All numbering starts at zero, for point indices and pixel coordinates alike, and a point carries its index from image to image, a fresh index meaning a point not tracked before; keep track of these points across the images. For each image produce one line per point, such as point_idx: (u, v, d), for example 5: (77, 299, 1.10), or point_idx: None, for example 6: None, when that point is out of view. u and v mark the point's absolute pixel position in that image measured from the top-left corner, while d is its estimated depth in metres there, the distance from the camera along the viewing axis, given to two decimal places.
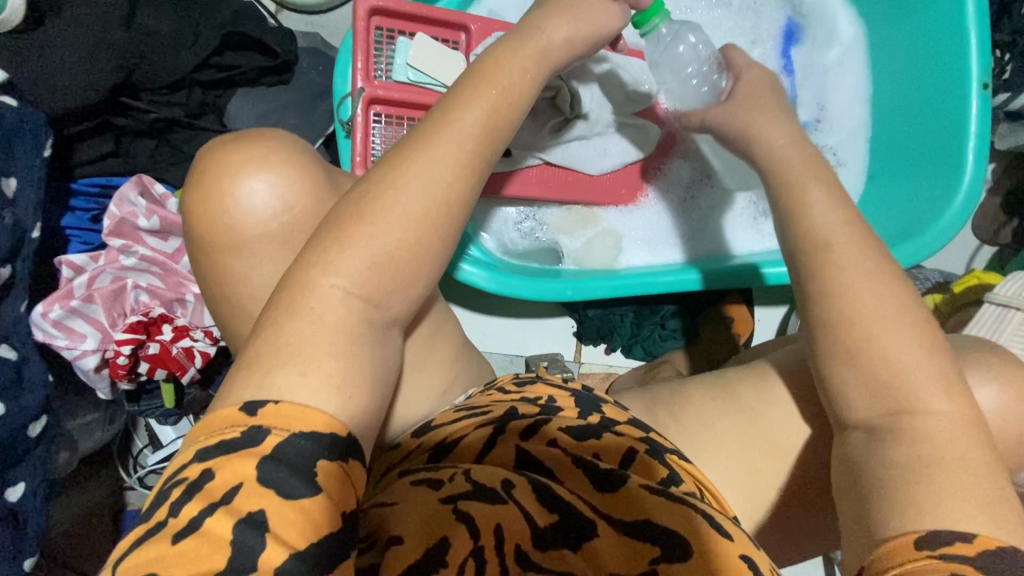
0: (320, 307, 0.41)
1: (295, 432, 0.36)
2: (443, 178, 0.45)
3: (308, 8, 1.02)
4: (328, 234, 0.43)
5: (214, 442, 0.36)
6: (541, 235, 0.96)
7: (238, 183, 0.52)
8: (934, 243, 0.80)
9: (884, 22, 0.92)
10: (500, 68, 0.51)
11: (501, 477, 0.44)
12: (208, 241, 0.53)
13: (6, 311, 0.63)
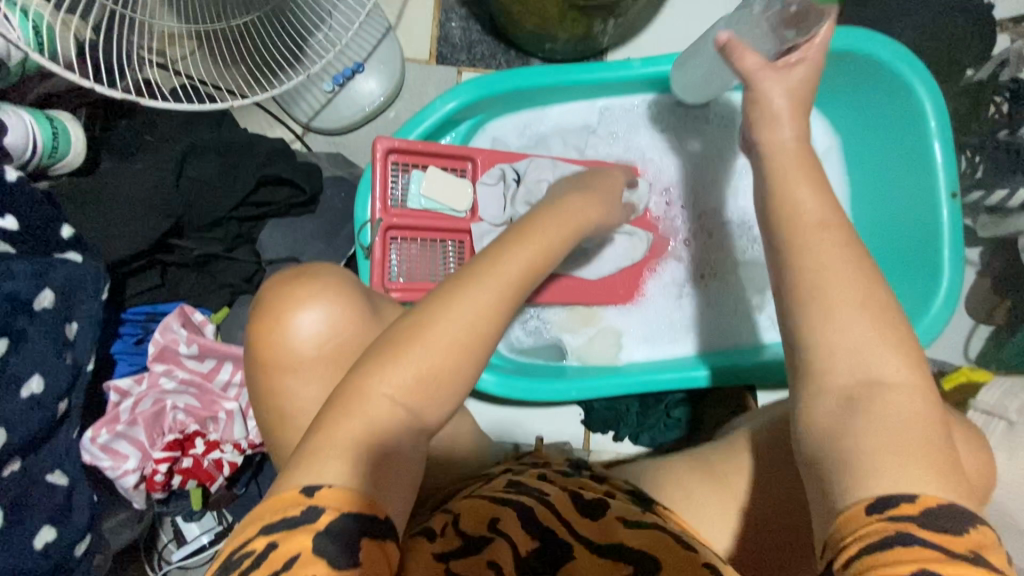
0: (370, 412, 0.47)
1: (348, 513, 0.43)
2: (487, 304, 0.53)
3: (333, 131, 1.14)
4: (371, 362, 0.49)
5: (278, 519, 0.43)
6: (545, 333, 1.02)
7: (296, 314, 0.58)
8: (916, 346, 0.85)
9: (857, 132, 0.99)
10: (544, 227, 0.63)
11: (487, 515, 0.52)
12: (269, 362, 0.59)
13: (59, 440, 0.69)
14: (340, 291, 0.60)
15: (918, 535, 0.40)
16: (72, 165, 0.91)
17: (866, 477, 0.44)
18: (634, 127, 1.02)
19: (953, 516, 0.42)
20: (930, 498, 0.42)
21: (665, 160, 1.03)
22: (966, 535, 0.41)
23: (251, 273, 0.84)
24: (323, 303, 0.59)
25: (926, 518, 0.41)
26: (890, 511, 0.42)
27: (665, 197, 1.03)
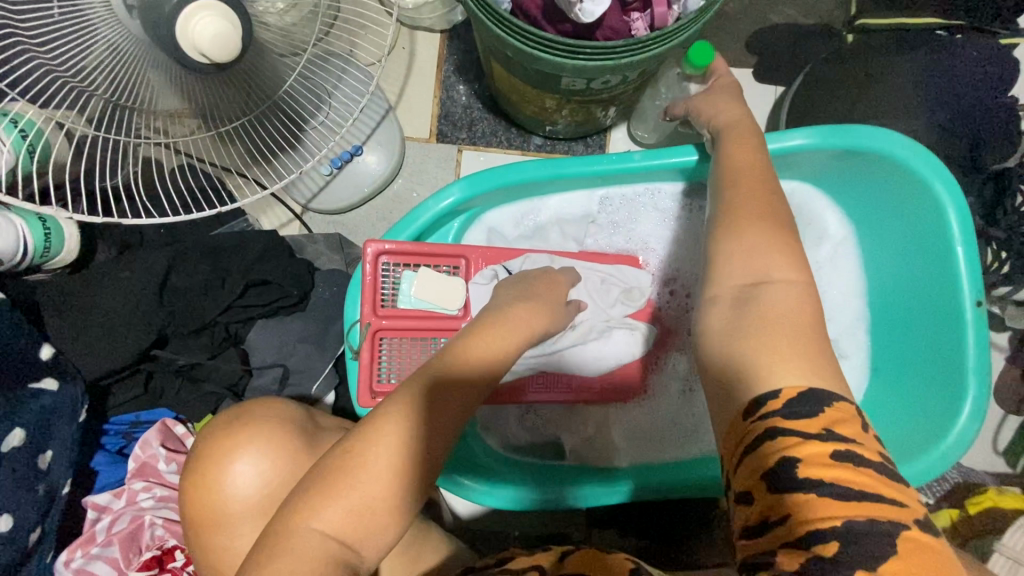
0: (298, 548, 0.46)
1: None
2: (420, 434, 0.53)
3: (331, 211, 1.13)
4: (305, 493, 0.49)
5: None
6: (541, 429, 0.98)
7: (230, 465, 0.67)
8: (938, 466, 0.79)
9: (872, 225, 0.95)
10: (473, 340, 0.62)
11: None
12: (199, 513, 0.68)
13: (31, 567, 0.67)
14: (276, 429, 0.68)
15: (783, 428, 0.47)
16: (65, 260, 0.90)
17: (736, 396, 0.51)
18: (636, 217, 0.98)
19: (812, 402, 0.48)
20: (791, 393, 0.48)
21: (668, 251, 0.99)
22: (822, 417, 0.47)
23: (236, 379, 0.82)
24: (257, 448, 0.67)
25: (785, 410, 0.48)
26: (762, 413, 0.48)
27: (669, 288, 0.99)
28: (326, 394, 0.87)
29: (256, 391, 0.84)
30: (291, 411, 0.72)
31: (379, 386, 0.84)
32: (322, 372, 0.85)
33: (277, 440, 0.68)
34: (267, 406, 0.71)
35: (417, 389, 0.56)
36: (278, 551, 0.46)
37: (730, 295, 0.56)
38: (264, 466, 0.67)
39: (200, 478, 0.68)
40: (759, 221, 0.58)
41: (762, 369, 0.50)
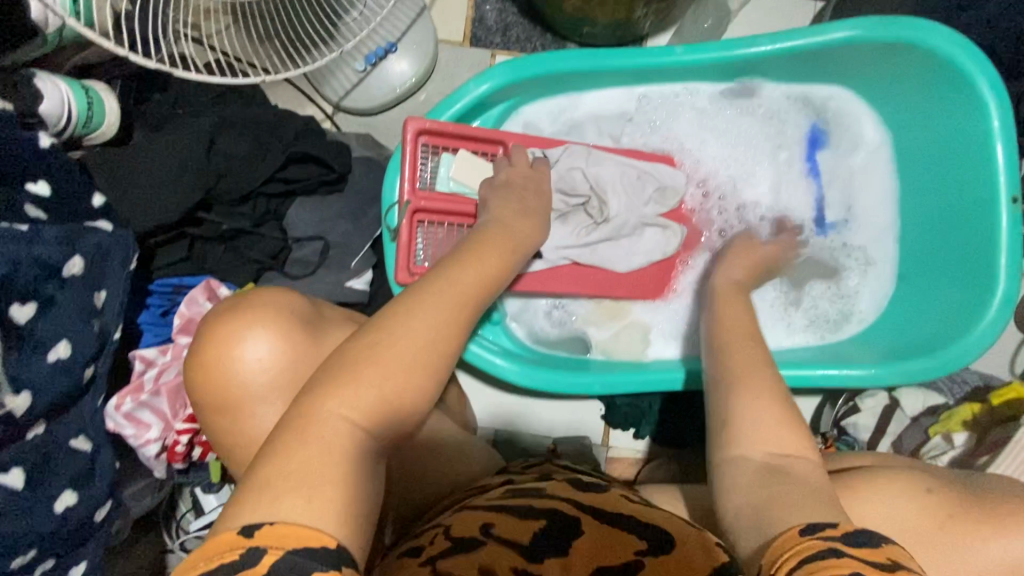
0: (323, 431, 0.48)
1: (289, 550, 0.41)
2: (431, 326, 0.56)
3: (362, 112, 1.12)
4: (323, 382, 0.51)
5: (216, 564, 0.40)
6: (570, 324, 1.01)
7: (245, 350, 0.69)
8: (957, 360, 0.81)
9: (909, 131, 0.94)
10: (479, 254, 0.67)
11: (479, 526, 0.58)
12: (213, 400, 0.70)
13: (84, 405, 0.69)
14: (291, 319, 0.70)
15: (842, 550, 0.44)
16: (102, 136, 0.90)
17: (777, 521, 0.49)
18: (675, 115, 0.97)
19: (869, 537, 0.46)
20: (846, 527, 0.47)
21: (704, 151, 0.98)
22: (882, 548, 0.45)
23: (276, 250, 0.83)
24: (277, 330, 0.70)
25: (844, 538, 0.45)
26: (818, 534, 0.46)
27: (703, 189, 0.99)
28: (364, 271, 0.87)
29: (296, 263, 0.85)
30: (302, 303, 0.74)
31: (416, 265, 0.85)
32: (360, 249, 0.86)
33: (291, 329, 0.70)
34: (283, 296, 0.74)
35: (426, 289, 0.59)
36: (297, 440, 0.48)
37: (758, 469, 0.55)
38: (272, 346, 0.69)
39: (206, 360, 0.69)
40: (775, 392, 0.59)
41: (763, 430, 0.57)
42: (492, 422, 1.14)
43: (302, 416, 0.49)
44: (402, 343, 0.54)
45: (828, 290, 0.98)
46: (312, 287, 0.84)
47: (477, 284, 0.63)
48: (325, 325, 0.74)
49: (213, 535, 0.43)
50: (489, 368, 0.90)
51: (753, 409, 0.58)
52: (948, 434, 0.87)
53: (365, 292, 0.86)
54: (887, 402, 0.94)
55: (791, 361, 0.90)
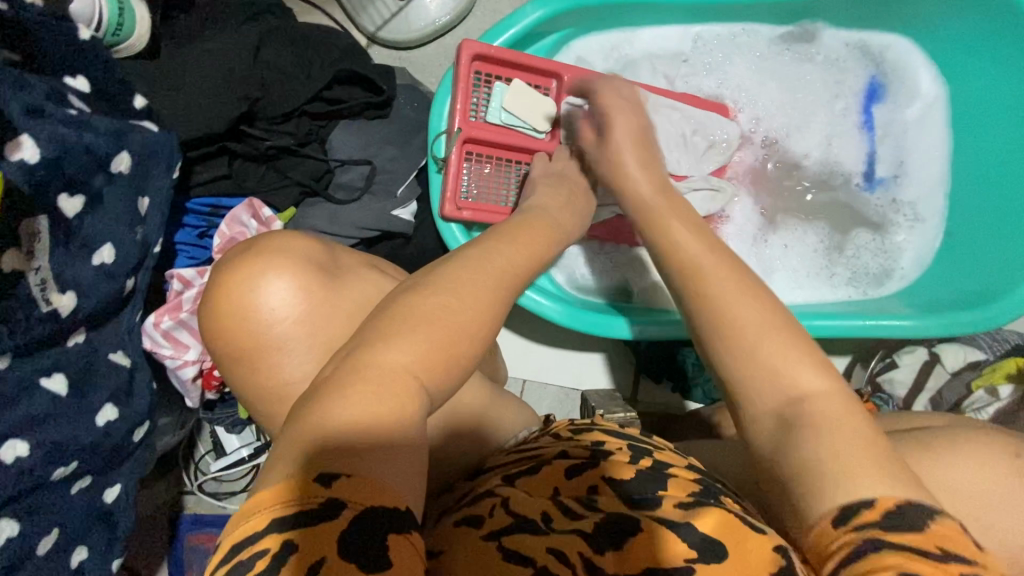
0: (376, 381, 0.43)
1: (365, 511, 0.38)
2: (487, 276, 0.51)
3: (399, 45, 1.08)
4: (370, 334, 0.46)
5: (290, 514, 0.37)
6: (611, 273, 0.98)
7: (260, 299, 0.63)
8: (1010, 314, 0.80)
9: (970, 86, 0.92)
10: (523, 221, 0.63)
11: (540, 511, 0.52)
12: (237, 350, 0.64)
13: (122, 320, 0.66)
14: (307, 265, 0.65)
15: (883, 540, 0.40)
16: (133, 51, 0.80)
17: (827, 492, 0.43)
18: (730, 59, 0.95)
19: (914, 516, 0.41)
20: (887, 502, 0.41)
21: (758, 98, 0.96)
22: (930, 532, 0.41)
23: (321, 173, 0.80)
24: (291, 277, 0.64)
25: (887, 523, 0.41)
26: (857, 524, 0.41)
27: (754, 137, 0.96)
28: (408, 202, 0.84)
29: (340, 188, 0.81)
30: (314, 246, 0.68)
31: (463, 196, 0.82)
32: (407, 177, 0.83)
33: (307, 278, 0.64)
34: (293, 240, 0.67)
35: (468, 257, 0.52)
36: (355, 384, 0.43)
37: (772, 424, 0.46)
38: (290, 291, 0.63)
39: (223, 311, 0.63)
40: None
41: (768, 375, 0.46)
42: (520, 372, 1.12)
43: (350, 372, 0.44)
44: (448, 306, 0.47)
45: (875, 244, 0.96)
46: (357, 213, 0.80)
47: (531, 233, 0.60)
48: (343, 272, 0.68)
49: (272, 483, 0.39)
50: (532, 306, 0.88)
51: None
52: (993, 387, 0.87)
53: (409, 223, 0.83)
54: (927, 357, 0.94)
55: (844, 312, 0.88)
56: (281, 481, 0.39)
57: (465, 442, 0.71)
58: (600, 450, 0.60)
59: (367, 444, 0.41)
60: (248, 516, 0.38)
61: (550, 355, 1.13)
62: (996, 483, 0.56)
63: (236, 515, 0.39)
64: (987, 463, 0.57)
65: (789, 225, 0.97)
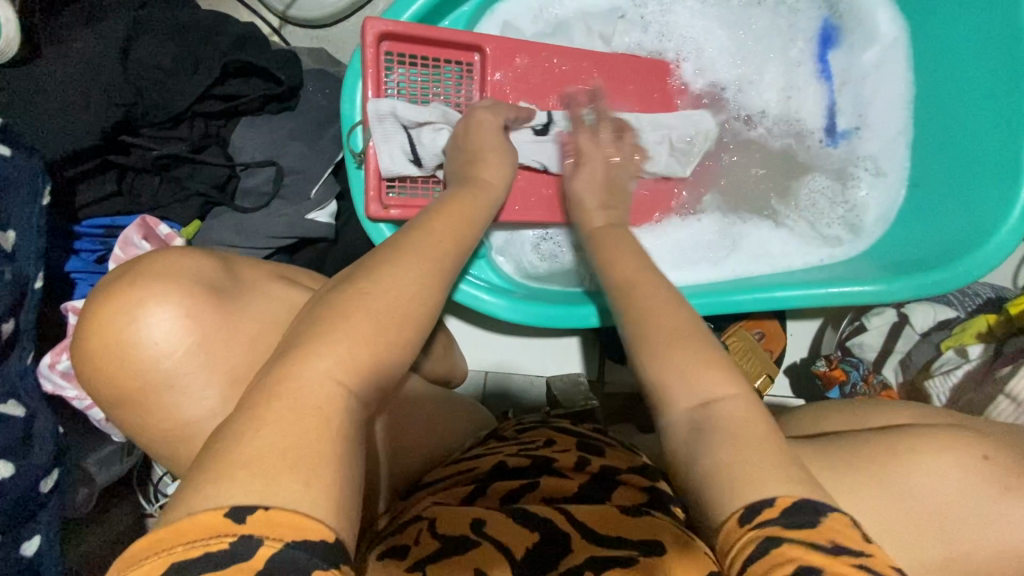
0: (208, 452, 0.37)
1: (289, 542, 0.33)
2: (399, 270, 0.46)
3: (314, 23, 0.97)
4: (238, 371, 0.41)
5: (197, 553, 0.32)
6: (562, 257, 0.92)
7: (137, 335, 0.48)
8: (974, 273, 0.74)
9: (931, 19, 0.83)
10: (465, 208, 0.59)
11: (472, 522, 0.50)
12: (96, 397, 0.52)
13: (11, 365, 0.60)
14: (159, 282, 0.49)
15: (781, 537, 0.38)
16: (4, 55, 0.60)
17: (728, 495, 0.41)
18: (670, 13, 0.88)
19: (809, 512, 0.39)
20: (786, 500, 0.39)
21: (705, 55, 0.89)
22: (823, 527, 0.38)
23: (223, 180, 0.73)
24: (177, 305, 0.49)
25: (782, 521, 0.38)
26: (756, 523, 0.39)
27: (701, 98, 0.90)
28: (327, 203, 0.76)
29: (247, 194, 0.74)
30: (209, 264, 0.55)
31: (388, 193, 0.74)
32: (321, 176, 0.75)
33: (138, 302, 0.48)
34: (188, 252, 0.54)
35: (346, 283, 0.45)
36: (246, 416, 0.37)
37: (685, 428, 0.47)
38: (144, 326, 0.48)
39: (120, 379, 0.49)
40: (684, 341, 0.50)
41: None
42: (481, 364, 1.08)
43: (258, 395, 0.40)
44: (365, 298, 0.45)
45: (833, 195, 0.91)
46: (267, 222, 0.72)
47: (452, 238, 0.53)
48: (245, 292, 0.55)
49: (174, 520, 0.34)
50: (477, 303, 0.82)
51: (688, 375, 0.48)
52: (962, 348, 0.82)
53: (329, 225, 0.76)
54: (895, 319, 0.89)
55: (804, 280, 0.82)
56: (182, 519, 0.33)
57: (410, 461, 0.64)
58: (541, 460, 0.59)
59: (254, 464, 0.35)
60: (145, 559, 0.32)
61: (513, 343, 1.09)
62: (962, 493, 0.53)
63: (125, 558, 0.33)
64: (958, 468, 0.54)
65: (742, 191, 0.92)
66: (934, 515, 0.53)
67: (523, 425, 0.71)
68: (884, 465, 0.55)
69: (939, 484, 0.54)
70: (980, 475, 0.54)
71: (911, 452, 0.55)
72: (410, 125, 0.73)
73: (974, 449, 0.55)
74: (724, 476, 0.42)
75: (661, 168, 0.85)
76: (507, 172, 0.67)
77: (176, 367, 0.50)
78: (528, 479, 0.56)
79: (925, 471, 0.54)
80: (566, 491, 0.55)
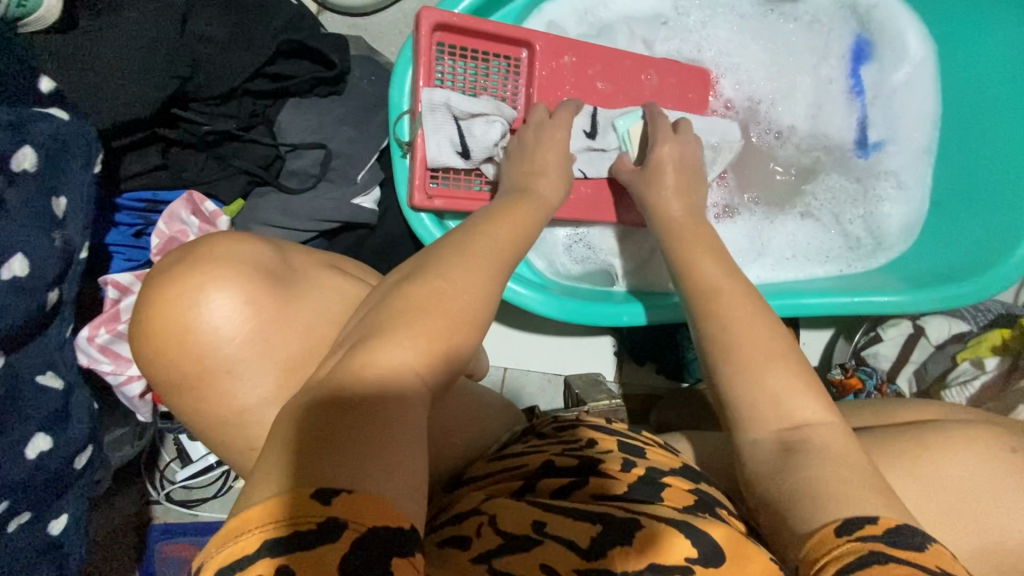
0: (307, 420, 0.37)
1: (371, 529, 0.33)
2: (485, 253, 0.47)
3: (352, 11, 0.97)
4: None
5: (287, 533, 0.32)
6: (592, 257, 0.93)
7: (196, 321, 0.46)
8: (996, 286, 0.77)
9: (958, 42, 0.87)
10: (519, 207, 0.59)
11: (530, 521, 0.47)
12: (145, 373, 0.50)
13: (51, 337, 0.59)
14: (223, 261, 0.49)
15: (886, 551, 0.39)
16: (46, 23, 0.57)
17: (827, 506, 0.44)
18: (709, 23, 0.90)
19: (912, 536, 0.41)
20: (888, 521, 0.42)
21: (741, 67, 0.91)
22: (928, 551, 0.40)
23: (269, 160, 0.72)
24: (235, 289, 0.48)
25: (888, 538, 0.40)
26: (857, 534, 0.41)
27: (735, 108, 0.92)
28: (372, 189, 0.76)
29: (293, 176, 0.73)
30: (263, 251, 0.53)
31: (433, 184, 0.75)
32: (367, 162, 0.75)
33: (174, 300, 0.47)
34: (236, 237, 0.53)
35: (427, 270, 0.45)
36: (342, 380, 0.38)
37: (774, 447, 0.50)
38: (190, 322, 0.47)
39: (174, 361, 0.47)
40: (779, 358, 0.52)
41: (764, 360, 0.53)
42: (501, 360, 1.08)
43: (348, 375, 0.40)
44: (443, 290, 0.45)
45: (857, 207, 0.94)
46: (313, 205, 0.72)
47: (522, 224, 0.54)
48: (297, 277, 0.53)
49: (277, 494, 0.34)
50: (514, 298, 0.83)
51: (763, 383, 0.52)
52: (979, 359, 0.85)
53: (374, 211, 0.76)
54: (911, 331, 0.92)
55: (831, 288, 0.85)
56: (272, 497, 0.34)
57: (448, 451, 0.64)
58: (588, 462, 0.57)
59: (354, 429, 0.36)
60: (233, 539, 0.33)
61: (533, 341, 1.09)
62: (996, 490, 0.55)
63: (220, 535, 0.33)
64: (989, 465, 0.56)
65: (769, 197, 0.94)
66: (969, 513, 0.55)
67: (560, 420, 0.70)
68: (921, 463, 0.57)
69: (975, 482, 0.56)
70: (1013, 475, 0.56)
71: (946, 450, 0.57)
72: (461, 117, 0.74)
73: (1003, 442, 0.58)
74: (835, 496, 0.44)
75: None
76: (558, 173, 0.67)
77: (236, 352, 0.48)
78: (575, 479, 0.55)
79: (958, 467, 0.56)
80: (616, 494, 0.54)
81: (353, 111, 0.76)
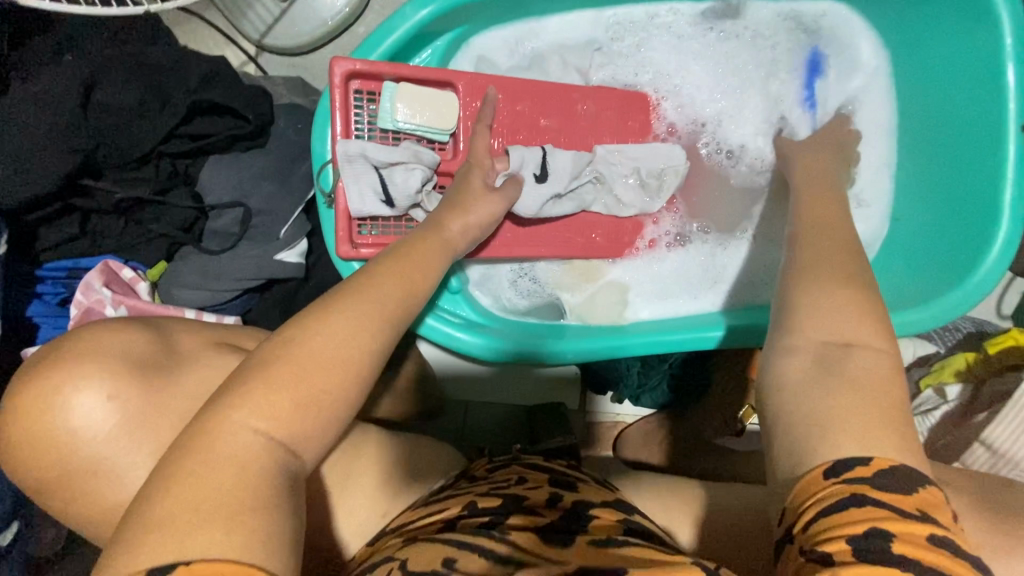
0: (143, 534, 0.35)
1: None
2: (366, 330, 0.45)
3: (290, 51, 0.96)
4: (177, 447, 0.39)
5: None
6: (539, 290, 0.90)
7: (58, 422, 0.46)
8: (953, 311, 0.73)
9: (910, 52, 0.83)
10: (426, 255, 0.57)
11: (438, 559, 0.46)
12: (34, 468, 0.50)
13: None
14: (93, 356, 0.49)
15: (871, 496, 0.35)
16: None
17: (812, 446, 0.38)
18: (649, 44, 0.87)
19: (907, 476, 0.37)
20: (882, 461, 0.37)
21: (684, 88, 0.88)
22: (915, 494, 0.36)
23: (189, 221, 0.72)
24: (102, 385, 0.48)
25: (880, 481, 0.36)
26: (846, 476, 0.37)
27: (681, 130, 0.89)
28: (299, 242, 0.75)
29: (214, 236, 0.73)
30: (138, 340, 0.52)
31: (360, 234, 0.74)
32: (291, 216, 0.74)
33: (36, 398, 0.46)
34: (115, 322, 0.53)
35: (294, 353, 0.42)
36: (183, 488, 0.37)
37: (808, 362, 0.42)
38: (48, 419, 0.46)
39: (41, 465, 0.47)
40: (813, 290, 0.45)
41: None
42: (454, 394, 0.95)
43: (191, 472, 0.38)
44: (319, 360, 0.42)
45: None
46: (234, 264, 0.72)
47: (417, 288, 0.52)
48: (179, 364, 0.53)
49: None
50: (453, 343, 0.81)
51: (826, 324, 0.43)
52: (941, 387, 0.81)
53: (300, 265, 0.75)
54: None
55: None
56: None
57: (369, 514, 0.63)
58: (509, 500, 0.55)
59: (185, 543, 0.35)
60: None
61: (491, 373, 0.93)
62: None
63: None
64: None
65: (720, 224, 0.90)
66: None
67: (496, 462, 0.69)
68: None
69: None
70: None
71: None
72: (381, 165, 0.72)
73: None
74: (820, 431, 0.39)
75: (627, 201, 0.84)
76: (476, 221, 0.65)
77: (113, 444, 0.47)
78: (497, 516, 0.53)
79: None
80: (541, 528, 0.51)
81: (276, 163, 0.75)
